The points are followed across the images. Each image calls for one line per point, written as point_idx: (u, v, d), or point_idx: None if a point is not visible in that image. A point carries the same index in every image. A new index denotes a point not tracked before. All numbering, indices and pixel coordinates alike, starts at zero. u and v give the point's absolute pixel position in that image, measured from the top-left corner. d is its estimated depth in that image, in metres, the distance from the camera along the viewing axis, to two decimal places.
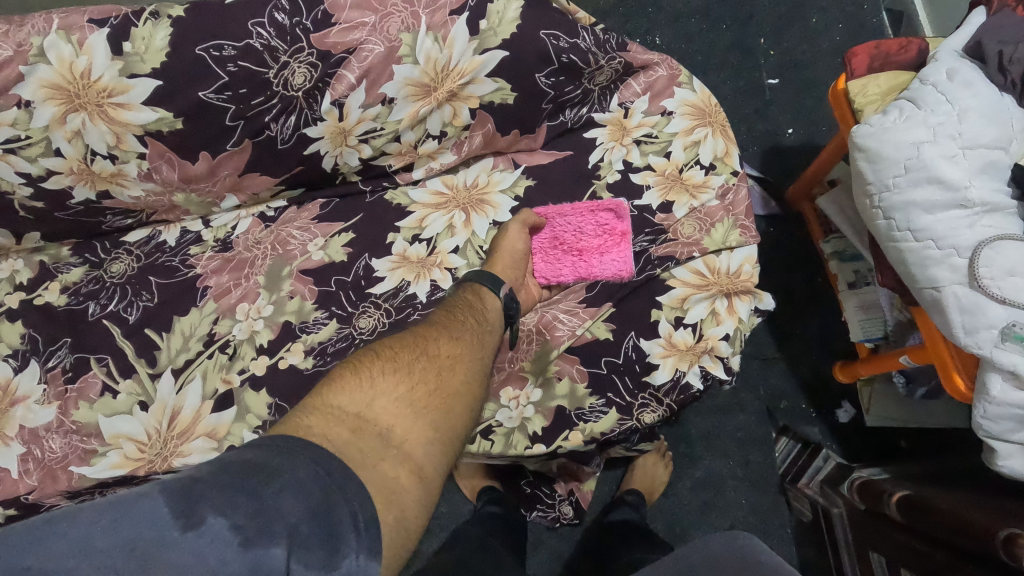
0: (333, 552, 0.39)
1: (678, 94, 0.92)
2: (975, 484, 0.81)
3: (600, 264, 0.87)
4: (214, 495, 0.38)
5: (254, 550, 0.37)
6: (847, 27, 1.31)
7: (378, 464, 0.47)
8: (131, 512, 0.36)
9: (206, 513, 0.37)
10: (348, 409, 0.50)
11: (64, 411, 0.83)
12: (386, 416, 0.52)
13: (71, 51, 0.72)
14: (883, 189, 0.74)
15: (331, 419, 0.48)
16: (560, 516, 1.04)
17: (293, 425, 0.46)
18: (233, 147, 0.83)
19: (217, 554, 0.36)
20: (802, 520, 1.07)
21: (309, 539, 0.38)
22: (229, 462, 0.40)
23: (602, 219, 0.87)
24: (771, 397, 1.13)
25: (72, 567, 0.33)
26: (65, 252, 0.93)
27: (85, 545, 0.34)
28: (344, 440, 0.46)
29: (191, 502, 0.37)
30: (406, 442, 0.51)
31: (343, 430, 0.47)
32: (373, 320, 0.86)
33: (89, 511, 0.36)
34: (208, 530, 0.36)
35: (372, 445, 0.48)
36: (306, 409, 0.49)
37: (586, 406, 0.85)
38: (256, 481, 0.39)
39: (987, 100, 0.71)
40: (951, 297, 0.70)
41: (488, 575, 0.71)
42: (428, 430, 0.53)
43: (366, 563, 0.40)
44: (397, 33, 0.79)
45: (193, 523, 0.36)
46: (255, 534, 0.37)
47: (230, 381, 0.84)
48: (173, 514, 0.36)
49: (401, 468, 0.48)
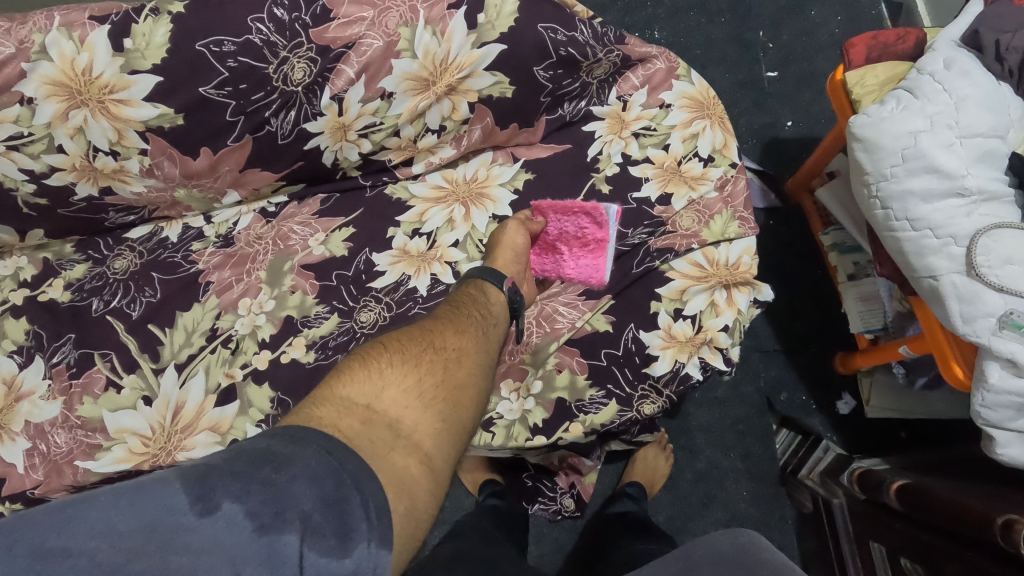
0: (345, 541, 0.39)
1: (677, 86, 0.93)
2: (976, 472, 0.81)
3: (572, 264, 0.90)
4: (230, 483, 0.38)
5: (269, 536, 0.37)
6: (846, 19, 1.31)
7: (388, 455, 0.47)
8: (150, 496, 0.37)
9: (221, 499, 0.38)
10: (357, 400, 0.51)
11: (70, 407, 0.83)
12: (395, 407, 0.52)
13: (72, 48, 0.73)
14: (880, 179, 0.74)
15: (341, 410, 0.49)
16: (562, 508, 1.05)
17: (303, 417, 0.47)
18: (233, 142, 0.84)
19: (232, 539, 0.36)
20: (803, 511, 1.08)
21: (321, 528, 0.39)
22: (242, 450, 0.41)
23: (581, 224, 0.88)
24: (770, 389, 1.13)
25: (91, 549, 0.34)
26: (68, 249, 0.94)
27: (104, 527, 0.35)
28: (355, 431, 0.47)
29: (207, 488, 0.38)
30: (416, 433, 0.51)
31: (353, 422, 0.48)
32: (374, 314, 0.87)
33: (109, 494, 0.36)
34: (223, 515, 0.37)
35: (382, 435, 0.48)
36: (316, 401, 0.49)
37: (586, 398, 0.85)
38: (269, 469, 0.40)
39: (984, 89, 0.71)
40: (949, 286, 0.70)
41: (490, 565, 0.71)
42: (437, 422, 0.54)
43: (378, 552, 0.40)
44: (396, 27, 0.79)
45: (209, 508, 0.37)
46: (269, 520, 0.38)
47: (233, 376, 0.85)
48: (190, 499, 0.37)
49: (410, 459, 0.49)
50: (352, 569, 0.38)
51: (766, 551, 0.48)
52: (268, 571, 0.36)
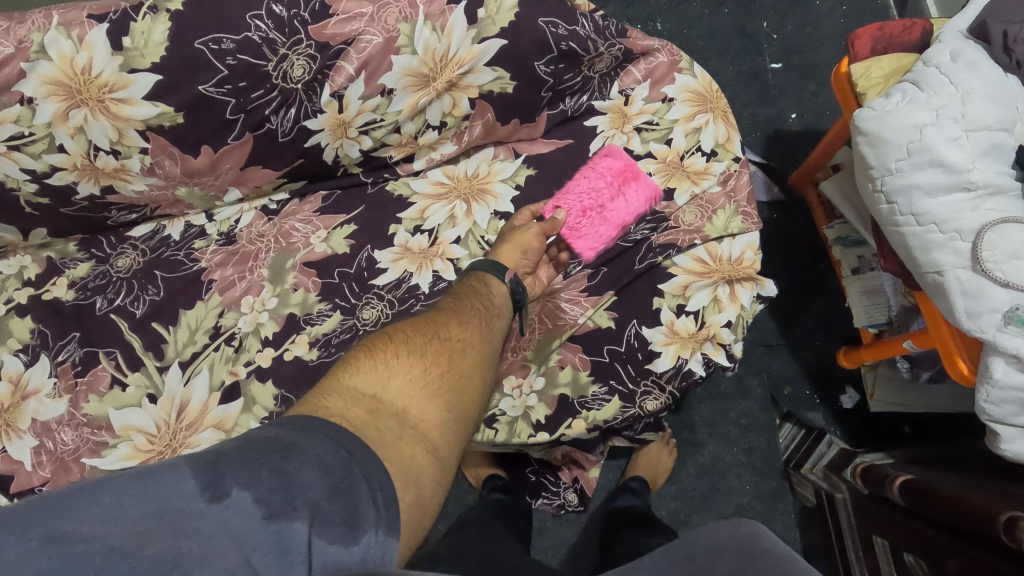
0: (353, 529, 0.40)
1: (679, 80, 0.92)
2: (980, 467, 0.81)
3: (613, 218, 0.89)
4: (240, 470, 0.39)
5: (278, 523, 0.38)
6: (851, 9, 1.30)
7: (395, 443, 0.47)
8: (161, 482, 0.37)
9: (231, 486, 0.38)
10: (364, 390, 0.51)
11: (75, 405, 0.84)
12: (402, 397, 0.52)
13: (71, 47, 0.72)
14: (885, 173, 0.73)
15: (348, 400, 0.49)
16: (565, 503, 1.05)
17: (312, 407, 0.47)
18: (233, 140, 0.84)
19: (242, 525, 0.37)
20: (806, 505, 1.07)
21: (329, 515, 0.39)
22: (251, 438, 0.41)
23: (602, 169, 0.90)
24: (774, 383, 1.13)
25: (104, 533, 0.34)
26: (72, 248, 0.94)
27: (116, 512, 0.35)
28: (362, 421, 0.47)
29: (217, 476, 0.38)
30: (422, 422, 0.51)
31: (360, 411, 0.48)
32: (377, 311, 0.87)
33: (121, 481, 0.37)
34: (233, 503, 0.37)
35: (389, 424, 0.49)
36: (324, 391, 0.50)
37: (588, 394, 0.86)
38: (277, 456, 0.40)
39: (991, 81, 0.70)
40: (953, 281, 0.70)
41: (494, 557, 0.72)
42: (443, 411, 0.54)
43: (385, 540, 0.41)
44: (395, 23, 0.78)
45: (218, 495, 0.38)
46: (278, 507, 0.38)
47: (236, 373, 0.85)
48: (200, 487, 0.38)
49: (418, 448, 0.49)
50: (359, 557, 0.39)
51: (768, 541, 0.47)
52: (278, 557, 0.37)
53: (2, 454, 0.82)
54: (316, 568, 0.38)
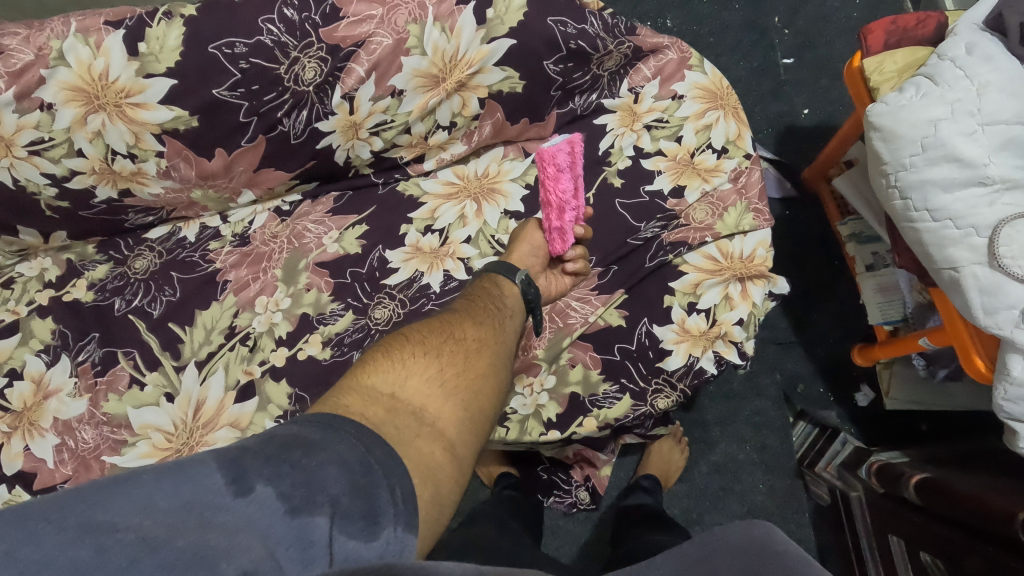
0: (373, 524, 0.40)
1: (689, 77, 0.92)
2: (999, 465, 0.80)
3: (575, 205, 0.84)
4: (263, 466, 0.40)
5: (301, 518, 0.38)
6: (865, 3, 1.28)
7: (414, 441, 0.48)
8: (189, 477, 0.38)
9: (255, 481, 0.39)
10: (382, 389, 0.52)
11: (95, 403, 0.85)
12: (419, 396, 0.53)
13: (88, 53, 0.74)
14: (899, 168, 0.72)
15: (367, 399, 0.50)
16: (576, 501, 1.05)
17: (331, 406, 0.48)
18: (247, 142, 0.85)
19: (266, 519, 0.38)
20: (820, 504, 1.06)
21: (349, 511, 0.39)
22: (273, 436, 0.42)
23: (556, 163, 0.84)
24: (788, 381, 1.12)
25: (136, 523, 0.35)
26: (90, 250, 0.96)
27: (147, 504, 0.36)
28: (380, 419, 0.48)
29: (242, 470, 0.39)
30: (439, 421, 0.52)
31: (379, 410, 0.49)
32: (388, 311, 0.88)
33: (151, 474, 0.38)
34: (257, 498, 0.38)
35: (407, 422, 0.49)
36: (342, 390, 0.51)
37: (599, 393, 0.86)
38: (299, 454, 0.41)
39: (1008, 74, 0.68)
40: (970, 277, 0.69)
41: (507, 552, 0.72)
42: (460, 410, 0.54)
43: (404, 536, 0.41)
44: (405, 24, 0.79)
45: (243, 490, 0.38)
46: (300, 502, 0.39)
47: (252, 372, 0.86)
48: (226, 481, 0.38)
49: (436, 445, 0.49)
50: (379, 552, 0.40)
51: (782, 543, 0.46)
52: (300, 551, 0.38)
53: (26, 452, 0.84)
54: (337, 562, 0.38)
